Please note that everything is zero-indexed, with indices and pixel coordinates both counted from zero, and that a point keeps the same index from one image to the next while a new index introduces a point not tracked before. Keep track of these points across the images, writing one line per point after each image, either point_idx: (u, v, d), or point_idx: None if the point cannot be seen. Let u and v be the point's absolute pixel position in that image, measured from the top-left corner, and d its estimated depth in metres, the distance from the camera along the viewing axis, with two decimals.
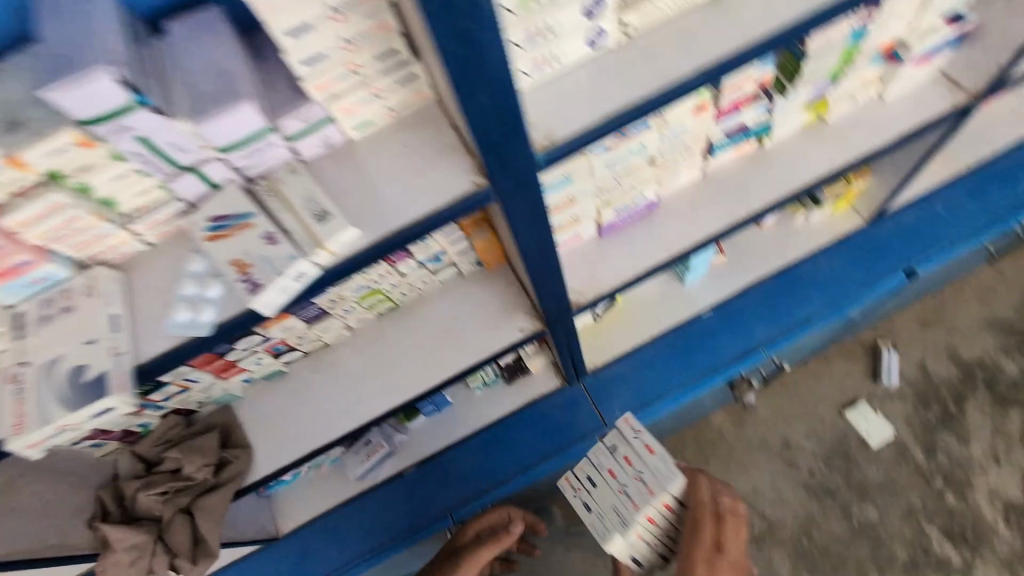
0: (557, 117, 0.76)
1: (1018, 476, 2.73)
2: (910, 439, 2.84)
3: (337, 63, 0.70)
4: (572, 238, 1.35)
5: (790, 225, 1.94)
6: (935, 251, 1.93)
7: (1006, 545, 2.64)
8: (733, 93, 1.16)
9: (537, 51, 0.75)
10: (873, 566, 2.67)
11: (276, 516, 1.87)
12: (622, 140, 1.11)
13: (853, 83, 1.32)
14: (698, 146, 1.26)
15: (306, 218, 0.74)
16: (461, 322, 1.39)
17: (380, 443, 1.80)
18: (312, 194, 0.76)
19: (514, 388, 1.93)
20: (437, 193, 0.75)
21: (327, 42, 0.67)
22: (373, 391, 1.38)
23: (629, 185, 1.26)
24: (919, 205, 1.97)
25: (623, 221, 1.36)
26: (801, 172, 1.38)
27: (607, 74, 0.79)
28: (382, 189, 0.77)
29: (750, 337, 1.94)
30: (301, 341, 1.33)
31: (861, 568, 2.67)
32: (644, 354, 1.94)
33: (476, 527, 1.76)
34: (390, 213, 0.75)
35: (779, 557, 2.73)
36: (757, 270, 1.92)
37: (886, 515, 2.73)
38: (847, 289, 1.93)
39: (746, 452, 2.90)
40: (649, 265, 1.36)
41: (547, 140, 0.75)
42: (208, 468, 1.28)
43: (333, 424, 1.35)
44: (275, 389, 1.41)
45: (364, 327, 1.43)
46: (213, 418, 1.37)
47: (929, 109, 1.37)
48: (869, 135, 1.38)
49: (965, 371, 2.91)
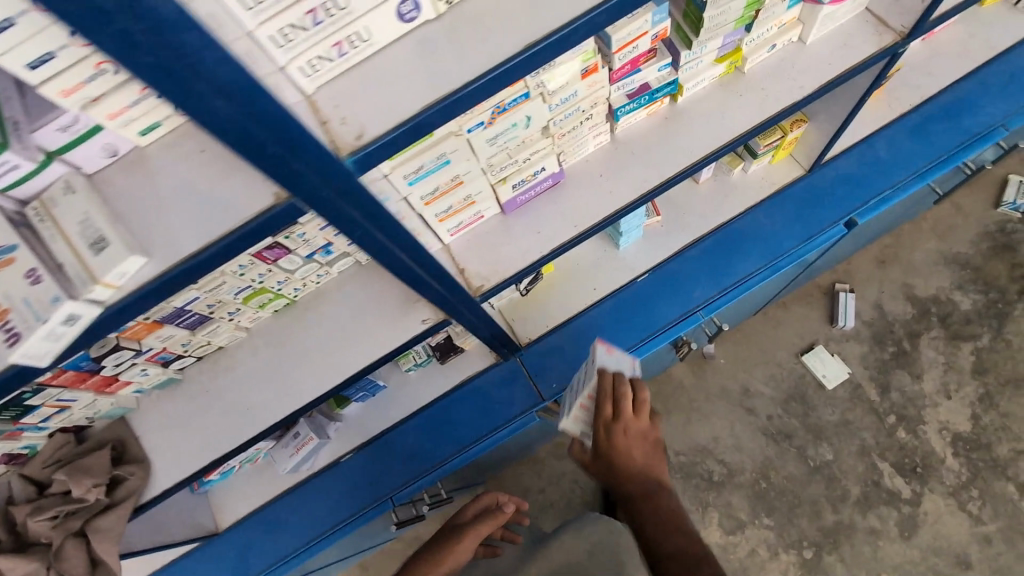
0: (367, 112, 0.65)
1: (967, 409, 2.76)
2: (865, 379, 2.85)
3: (76, 63, 0.58)
4: (472, 219, 1.25)
5: (727, 179, 1.84)
6: (876, 199, 1.86)
7: (954, 476, 2.68)
8: (627, 52, 1.05)
9: (331, 32, 0.61)
10: (828, 505, 2.68)
11: (214, 512, 1.85)
12: (500, 114, 0.99)
13: (769, 29, 1.22)
14: (598, 110, 1.15)
15: (81, 247, 0.63)
16: (362, 316, 1.31)
17: (309, 434, 1.72)
18: (88, 218, 0.65)
19: (448, 367, 1.87)
20: (235, 210, 0.65)
21: (53, 40, 0.56)
22: (272, 394, 1.29)
23: (524, 160, 1.15)
24: (861, 150, 1.88)
25: (525, 196, 1.25)
26: (717, 131, 1.27)
27: (428, 56, 0.67)
28: (173, 207, 0.66)
29: (688, 299, 1.88)
30: (187, 347, 1.24)
31: (817, 508, 2.68)
32: (580, 323, 1.87)
33: (473, 506, 1.56)
34: (180, 235, 0.65)
35: (737, 500, 2.73)
36: (694, 231, 1.84)
37: (841, 453, 2.75)
38: (786, 243, 1.86)
39: (705, 402, 2.89)
40: (558, 243, 1.26)
41: (354, 140, 0.64)
42: (99, 489, 1.23)
43: (231, 432, 1.28)
44: (168, 397, 1.32)
45: (261, 326, 1.34)
46: (105, 433, 1.30)
47: (855, 52, 1.25)
48: (790, 85, 1.27)
49: (920, 309, 2.91)
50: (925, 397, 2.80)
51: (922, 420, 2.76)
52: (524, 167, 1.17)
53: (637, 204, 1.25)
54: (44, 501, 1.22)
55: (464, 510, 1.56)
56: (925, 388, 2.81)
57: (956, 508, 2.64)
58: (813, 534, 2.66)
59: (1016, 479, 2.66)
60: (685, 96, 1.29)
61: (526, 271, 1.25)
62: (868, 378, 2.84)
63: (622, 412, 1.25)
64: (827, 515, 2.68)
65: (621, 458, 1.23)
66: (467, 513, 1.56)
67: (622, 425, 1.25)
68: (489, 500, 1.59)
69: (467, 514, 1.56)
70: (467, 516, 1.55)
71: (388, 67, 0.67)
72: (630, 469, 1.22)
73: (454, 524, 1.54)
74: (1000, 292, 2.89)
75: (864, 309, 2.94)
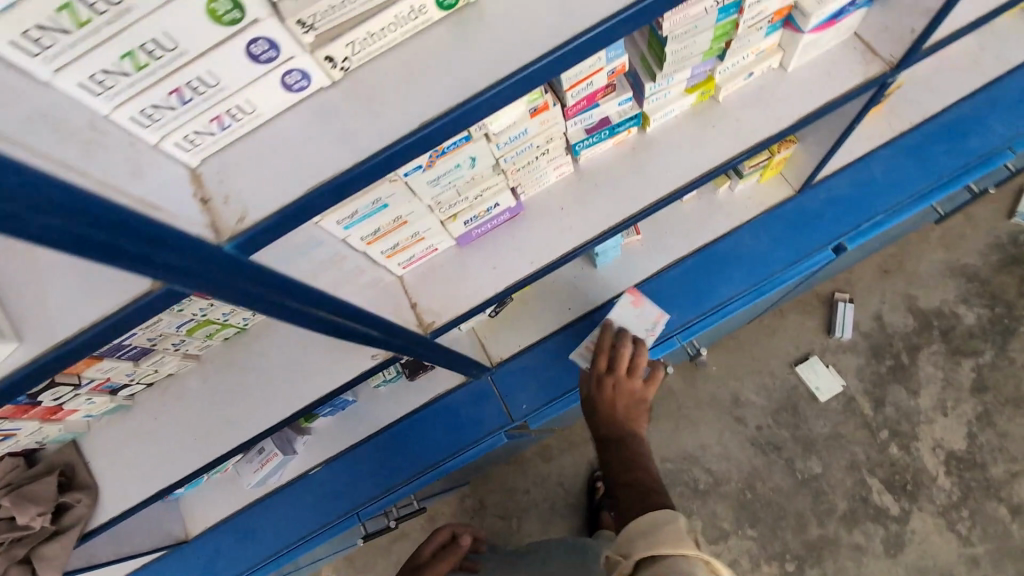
0: (253, 191, 0.60)
1: (965, 427, 2.42)
2: (860, 391, 2.49)
3: None
4: (424, 251, 1.19)
5: (712, 198, 1.76)
6: (867, 223, 1.77)
7: (945, 494, 2.36)
8: (581, 89, 0.98)
9: (203, 109, 0.57)
10: (814, 519, 2.37)
11: (185, 521, 1.86)
12: (439, 157, 0.93)
13: (746, 56, 1.13)
14: (554, 146, 1.08)
15: None
16: (314, 348, 1.27)
17: (272, 451, 1.69)
18: None
19: (418, 384, 1.83)
20: (108, 293, 0.60)
21: None
22: (217, 425, 1.26)
23: (476, 197, 1.10)
24: (856, 171, 1.79)
25: (480, 229, 1.20)
26: (685, 164, 1.20)
27: (321, 128, 0.62)
28: (52, 286, 0.62)
29: (666, 322, 1.81)
30: (132, 377, 1.20)
31: (801, 522, 2.38)
32: (552, 343, 1.81)
33: (430, 547, 1.55)
34: (53, 319, 0.61)
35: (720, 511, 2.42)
36: (681, 249, 1.77)
37: (830, 467, 2.42)
38: (770, 267, 1.78)
39: (690, 408, 2.54)
40: (514, 280, 1.21)
41: (235, 224, 0.59)
42: (44, 517, 1.23)
43: (174, 463, 1.25)
44: (116, 423, 1.30)
45: (211, 353, 1.30)
46: (55, 457, 1.29)
47: (840, 82, 1.16)
48: (765, 117, 1.18)
49: (923, 320, 2.53)
50: (921, 413, 2.44)
51: (916, 437, 2.42)
52: (477, 203, 1.11)
53: (597, 242, 1.19)
54: None
55: (423, 553, 1.55)
56: (921, 405, 2.45)
57: (945, 528, 2.32)
58: (796, 548, 2.36)
59: (1010, 502, 2.32)
60: (655, 125, 1.21)
61: (478, 307, 1.20)
62: (863, 391, 2.48)
63: (615, 366, 1.40)
64: (811, 529, 2.37)
65: (606, 405, 1.38)
66: (425, 551, 1.55)
67: (614, 377, 1.40)
68: (444, 536, 1.59)
69: (427, 555, 1.55)
70: (426, 556, 1.54)
71: (279, 139, 0.62)
72: (611, 416, 1.36)
73: (416, 562, 1.55)
74: (1009, 307, 2.50)
75: (863, 319, 2.55)
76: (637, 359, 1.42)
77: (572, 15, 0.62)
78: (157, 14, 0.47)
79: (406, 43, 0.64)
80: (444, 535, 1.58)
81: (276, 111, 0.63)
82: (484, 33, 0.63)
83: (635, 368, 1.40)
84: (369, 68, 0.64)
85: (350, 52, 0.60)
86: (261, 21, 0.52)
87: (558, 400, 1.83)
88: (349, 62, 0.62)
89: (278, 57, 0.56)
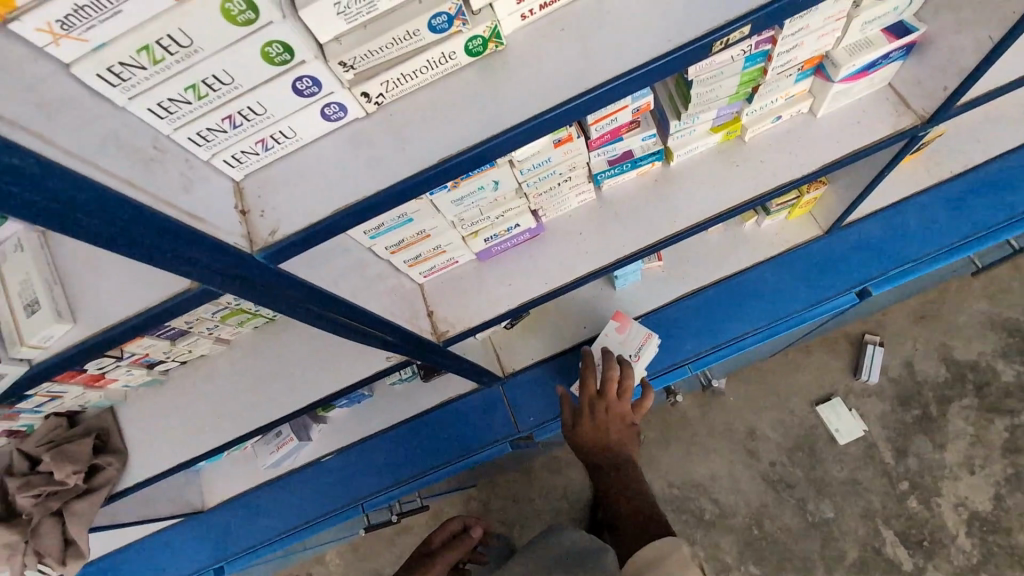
0: (286, 207, 0.67)
1: (991, 488, 2.32)
2: (883, 438, 2.42)
3: None
4: (445, 263, 1.24)
5: (738, 231, 1.77)
6: (894, 270, 1.75)
7: (963, 556, 2.27)
8: (604, 124, 1.02)
9: (251, 132, 0.63)
10: (822, 564, 2.32)
11: (204, 490, 1.97)
12: (464, 179, 0.98)
13: (775, 100, 1.14)
14: (577, 174, 1.12)
15: (17, 308, 0.69)
16: (335, 344, 1.34)
17: (289, 435, 1.79)
18: (31, 278, 0.70)
19: (432, 386, 1.90)
20: (152, 287, 0.67)
21: None
22: (240, 407, 1.34)
23: (497, 217, 1.15)
24: (889, 217, 1.76)
25: (500, 247, 1.25)
26: (705, 202, 1.21)
27: (354, 154, 0.68)
28: (106, 274, 0.70)
29: (678, 351, 1.81)
30: (168, 355, 1.28)
31: (808, 564, 2.33)
32: (565, 360, 1.84)
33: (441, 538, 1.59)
34: (105, 306, 0.68)
35: (727, 544, 2.39)
36: (695, 281, 1.77)
37: (843, 513, 2.36)
38: (790, 304, 1.77)
39: (706, 437, 2.51)
40: (527, 298, 1.25)
41: (269, 236, 0.66)
42: (78, 475, 1.33)
43: (199, 438, 1.34)
44: (151, 395, 1.40)
45: (242, 338, 1.38)
46: (93, 421, 1.39)
47: (867, 132, 1.16)
48: (791, 160, 1.19)
49: (954, 371, 2.44)
50: (945, 467, 2.36)
51: (937, 492, 2.34)
52: (498, 223, 1.17)
53: (611, 268, 1.21)
54: (33, 477, 1.33)
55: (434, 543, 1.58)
56: (946, 459, 2.37)
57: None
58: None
59: None
60: (679, 159, 1.23)
61: (491, 321, 1.26)
62: (885, 439, 2.41)
63: (607, 391, 1.45)
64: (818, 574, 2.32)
65: (597, 430, 1.43)
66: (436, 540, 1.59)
67: (604, 403, 1.45)
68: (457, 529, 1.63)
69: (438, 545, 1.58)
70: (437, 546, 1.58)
71: (314, 163, 0.69)
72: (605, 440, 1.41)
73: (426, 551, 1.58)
74: None
75: (892, 365, 2.47)
76: (625, 383, 1.46)
77: (591, 69, 0.65)
78: (220, 55, 0.54)
79: (435, 82, 0.69)
80: (457, 526, 1.62)
81: (315, 136, 0.69)
82: (508, 79, 0.67)
83: (624, 392, 1.46)
84: (400, 102, 0.69)
85: (385, 88, 0.66)
86: (308, 62, 0.59)
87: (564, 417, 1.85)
88: (382, 98, 0.68)
89: (318, 91, 0.63)
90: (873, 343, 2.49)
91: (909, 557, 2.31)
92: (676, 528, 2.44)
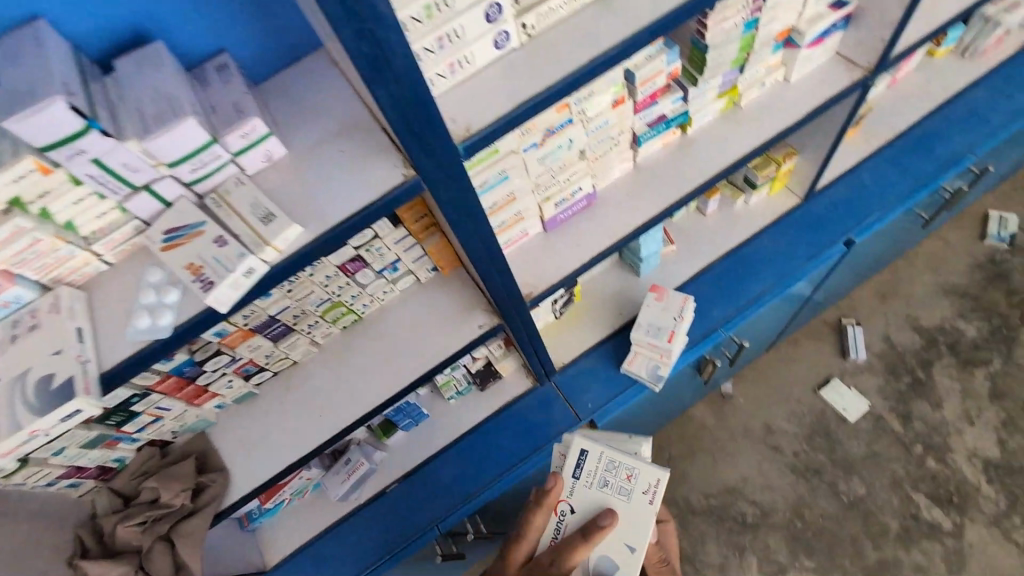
0: (471, 111, 0.84)
1: (996, 435, 2.41)
2: (886, 409, 2.52)
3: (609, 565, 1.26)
4: (520, 234, 1.41)
5: (731, 209, 2.02)
6: (864, 222, 2.02)
7: (992, 505, 2.31)
8: (648, 87, 1.27)
9: (449, 53, 0.82)
10: (869, 542, 2.30)
11: (264, 550, 1.86)
12: (550, 136, 1.20)
13: (760, 69, 1.45)
14: (625, 138, 1.38)
15: (253, 220, 0.80)
16: (420, 329, 1.44)
17: (359, 459, 1.86)
18: (258, 200, 0.83)
19: (487, 395, 1.95)
20: (370, 186, 0.83)
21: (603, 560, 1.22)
22: (341, 402, 1.41)
23: (566, 180, 1.34)
24: (849, 182, 2.07)
25: (564, 215, 1.44)
26: (722, 154, 1.47)
27: (515, 69, 0.87)
28: (322, 191, 0.85)
29: (706, 320, 1.94)
30: (268, 360, 1.38)
31: (858, 545, 2.30)
32: (608, 347, 1.94)
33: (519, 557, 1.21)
34: (323, 209, 0.83)
35: (777, 542, 2.34)
36: (710, 253, 1.98)
37: (874, 487, 2.38)
38: (791, 263, 1.98)
39: (731, 439, 2.55)
40: (595, 252, 1.42)
41: (465, 131, 0.82)
42: (186, 493, 1.32)
43: (298, 443, 1.38)
44: (247, 412, 1.44)
45: (329, 342, 1.48)
46: (188, 446, 1.41)
47: (833, 86, 1.48)
48: (778, 116, 1.48)
49: (927, 337, 2.62)
50: (948, 424, 2.45)
51: (950, 449, 2.41)
52: (566, 186, 1.36)
53: (655, 220, 1.43)
54: (132, 509, 1.31)
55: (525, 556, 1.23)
56: (946, 416, 2.47)
57: (1001, 538, 2.26)
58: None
59: None
60: (695, 127, 1.50)
61: (565, 279, 1.40)
62: (889, 409, 2.51)
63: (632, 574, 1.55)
64: (868, 551, 2.29)
65: None
66: None
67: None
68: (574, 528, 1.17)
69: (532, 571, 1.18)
70: None
71: (487, 83, 0.86)
72: None
73: None
74: (1004, 318, 2.60)
75: (873, 341, 2.64)
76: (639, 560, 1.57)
77: None
78: None
79: (566, 21, 0.90)
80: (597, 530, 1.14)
81: (485, 63, 0.87)
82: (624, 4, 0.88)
83: None
84: (545, 34, 0.89)
85: (536, 19, 0.87)
86: None
87: (618, 398, 1.91)
88: (533, 29, 0.88)
89: (498, 18, 0.84)
90: (851, 325, 2.67)
91: (946, 518, 2.32)
92: (723, 538, 2.39)
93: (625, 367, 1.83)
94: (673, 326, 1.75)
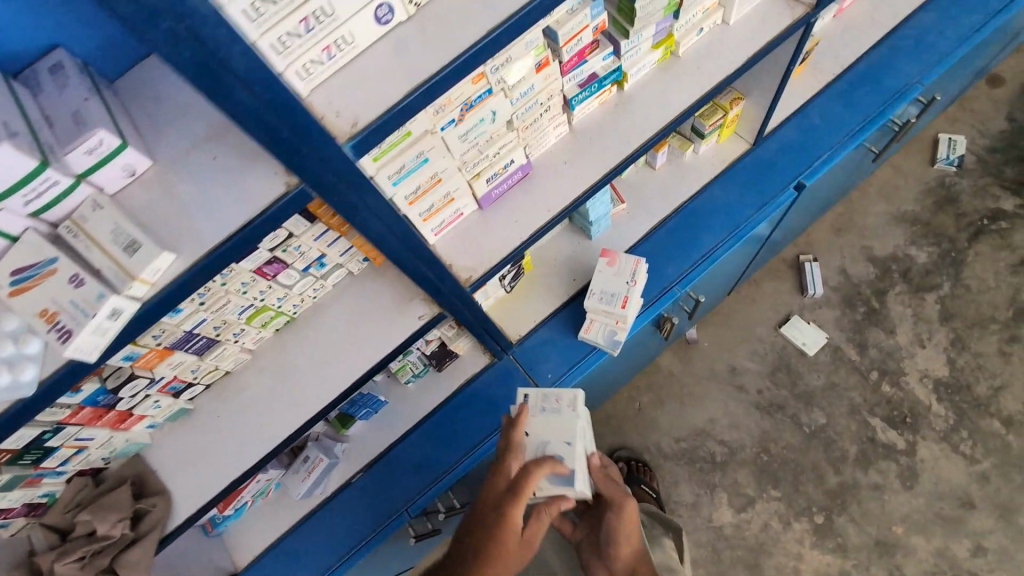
0: (355, 103, 0.73)
1: (946, 355, 2.50)
2: (843, 340, 2.58)
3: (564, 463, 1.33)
4: (453, 216, 1.31)
5: (680, 161, 1.94)
6: (814, 162, 1.98)
7: (943, 421, 2.42)
8: (573, 45, 1.19)
9: (321, 36, 0.70)
10: (830, 468, 2.40)
11: (232, 552, 1.83)
12: (468, 111, 1.10)
13: (695, 14, 1.36)
14: (555, 101, 1.27)
15: (116, 251, 0.69)
16: (358, 323, 1.36)
17: (318, 456, 1.80)
18: (120, 225, 0.72)
19: (445, 374, 1.90)
20: (249, 197, 0.73)
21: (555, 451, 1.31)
22: (283, 406, 1.33)
23: (495, 154, 1.24)
24: (799, 121, 2.01)
25: (498, 190, 1.34)
26: (663, 109, 1.38)
27: (405, 48, 0.76)
28: (195, 207, 0.74)
29: (661, 276, 1.91)
30: (196, 374, 1.28)
31: (820, 472, 2.40)
32: (564, 315, 1.90)
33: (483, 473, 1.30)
34: (199, 229, 0.72)
35: (745, 478, 2.42)
36: (662, 208, 1.92)
37: (833, 416, 2.47)
38: (742, 211, 1.94)
39: (696, 385, 2.58)
40: (535, 227, 1.33)
41: (352, 126, 0.72)
42: (124, 522, 1.26)
43: (242, 454, 1.32)
44: (183, 427, 1.36)
45: (262, 347, 1.39)
46: (124, 470, 1.34)
47: (774, 24, 1.38)
48: (719, 62, 1.39)
49: (881, 267, 2.65)
50: (901, 349, 2.53)
51: (903, 372, 2.49)
52: (496, 160, 1.26)
53: (597, 187, 1.34)
54: (69, 544, 1.26)
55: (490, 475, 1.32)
56: (900, 341, 2.54)
57: (951, 452, 2.38)
58: (820, 499, 2.37)
59: (1001, 415, 2.40)
60: (631, 83, 1.40)
61: (506, 258, 1.31)
62: (846, 340, 2.57)
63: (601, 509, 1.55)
64: (830, 477, 2.40)
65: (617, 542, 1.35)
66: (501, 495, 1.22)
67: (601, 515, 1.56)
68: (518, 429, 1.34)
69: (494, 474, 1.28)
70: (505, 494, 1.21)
71: (372, 65, 0.75)
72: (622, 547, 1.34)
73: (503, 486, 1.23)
74: (953, 241, 2.64)
75: (829, 276, 2.66)
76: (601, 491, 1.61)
77: None
78: None
79: None
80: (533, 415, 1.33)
81: (368, 43, 0.76)
82: None
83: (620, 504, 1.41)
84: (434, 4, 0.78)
85: None
86: None
87: (577, 365, 1.88)
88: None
89: None
90: (808, 261, 2.68)
91: (899, 437, 2.43)
92: (694, 480, 2.46)
93: (583, 335, 1.79)
94: (626, 291, 1.71)
